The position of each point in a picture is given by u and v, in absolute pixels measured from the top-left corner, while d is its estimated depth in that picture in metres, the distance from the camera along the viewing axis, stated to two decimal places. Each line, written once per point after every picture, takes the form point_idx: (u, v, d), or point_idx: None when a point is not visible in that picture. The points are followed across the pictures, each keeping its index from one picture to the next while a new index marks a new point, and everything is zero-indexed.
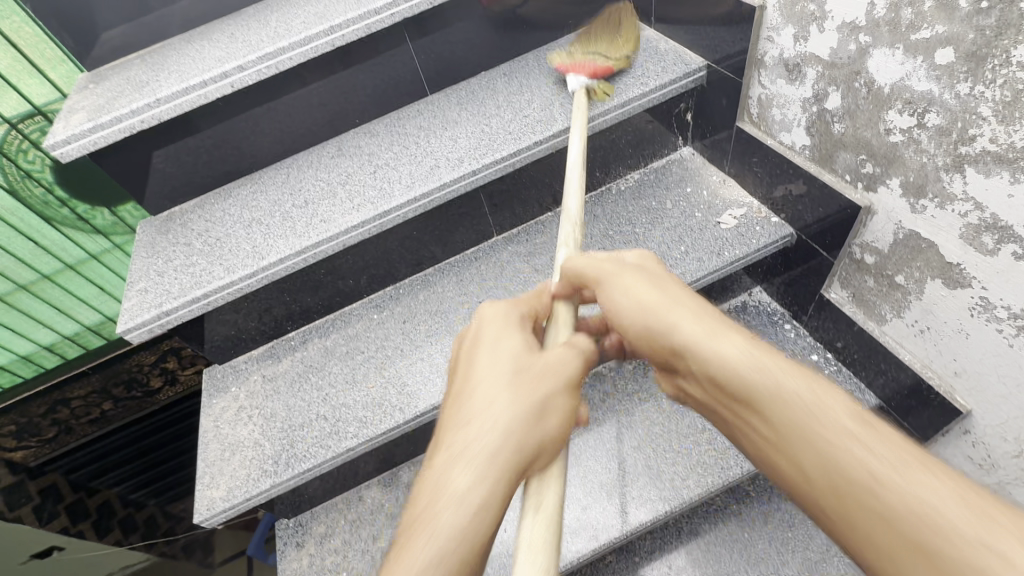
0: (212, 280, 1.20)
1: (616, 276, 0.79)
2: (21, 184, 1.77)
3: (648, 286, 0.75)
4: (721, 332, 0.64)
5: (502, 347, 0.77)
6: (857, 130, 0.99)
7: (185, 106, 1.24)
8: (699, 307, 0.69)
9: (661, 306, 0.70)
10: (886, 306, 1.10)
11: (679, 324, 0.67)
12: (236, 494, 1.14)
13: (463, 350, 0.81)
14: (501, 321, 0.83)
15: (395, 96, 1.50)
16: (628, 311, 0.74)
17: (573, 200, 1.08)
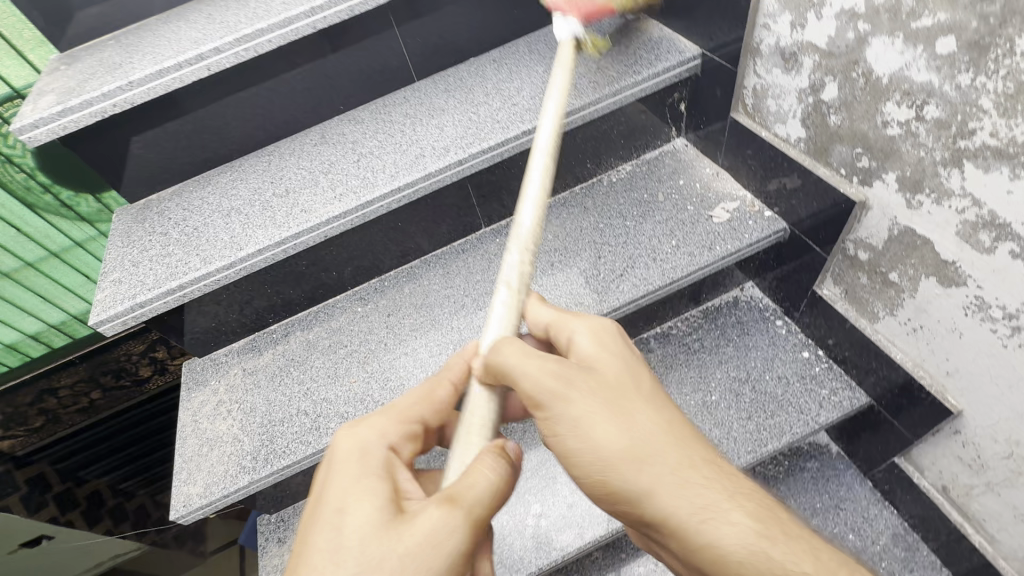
0: (188, 270, 1.16)
1: (568, 400, 0.72)
2: (1, 168, 1.73)
3: (611, 424, 0.70)
4: (723, 503, 0.65)
5: (357, 513, 0.66)
6: (854, 123, 0.95)
7: (159, 90, 1.19)
8: (682, 457, 0.68)
9: (632, 462, 0.68)
10: (879, 304, 1.08)
11: (659, 487, 0.66)
12: (214, 490, 1.11)
13: (326, 485, 0.71)
14: (360, 462, 0.72)
15: (380, 83, 1.45)
16: (593, 458, 0.70)
17: (528, 212, 0.92)
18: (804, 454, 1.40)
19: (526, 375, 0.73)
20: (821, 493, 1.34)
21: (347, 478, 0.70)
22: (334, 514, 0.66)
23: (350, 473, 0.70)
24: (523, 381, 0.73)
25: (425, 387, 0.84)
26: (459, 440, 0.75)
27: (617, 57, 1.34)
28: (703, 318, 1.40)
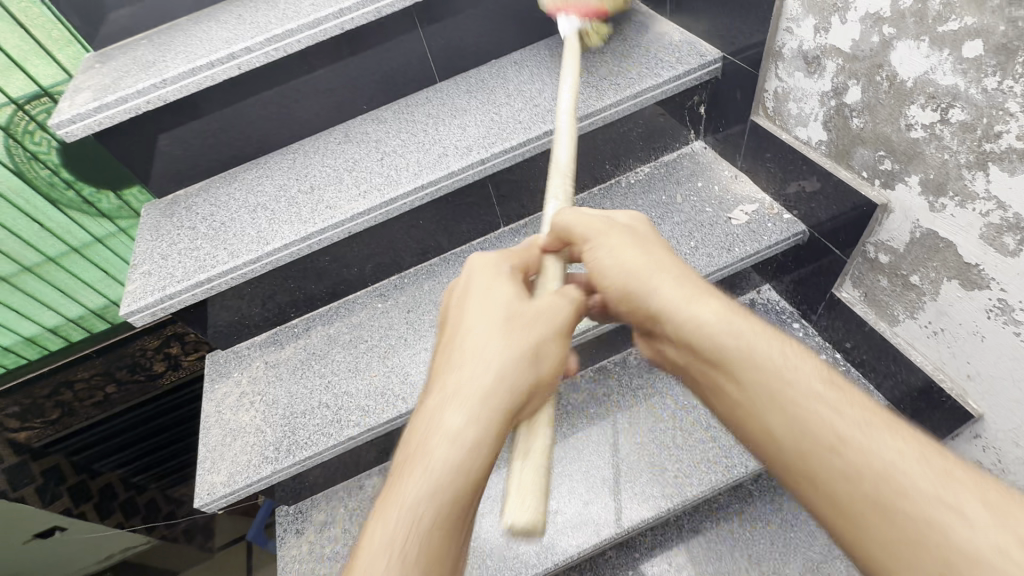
0: (216, 264, 1.19)
1: (606, 232, 0.77)
2: (27, 165, 1.79)
3: (635, 245, 0.75)
4: (700, 295, 0.67)
5: (493, 294, 0.73)
6: (877, 126, 0.96)
7: (191, 88, 1.22)
8: (682, 271, 0.71)
9: (642, 268, 0.72)
10: (899, 307, 1.08)
11: (660, 284, 0.69)
12: (237, 479, 1.14)
13: (451, 303, 0.76)
14: (488, 268, 0.77)
15: (403, 84, 1.48)
16: (610, 272, 0.74)
17: (563, 150, 1.02)
18: None
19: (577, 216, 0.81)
20: None
21: (482, 279, 0.76)
22: (468, 302, 0.73)
23: (483, 278, 0.76)
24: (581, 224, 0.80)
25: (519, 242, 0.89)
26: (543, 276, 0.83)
27: (638, 59, 1.36)
28: None
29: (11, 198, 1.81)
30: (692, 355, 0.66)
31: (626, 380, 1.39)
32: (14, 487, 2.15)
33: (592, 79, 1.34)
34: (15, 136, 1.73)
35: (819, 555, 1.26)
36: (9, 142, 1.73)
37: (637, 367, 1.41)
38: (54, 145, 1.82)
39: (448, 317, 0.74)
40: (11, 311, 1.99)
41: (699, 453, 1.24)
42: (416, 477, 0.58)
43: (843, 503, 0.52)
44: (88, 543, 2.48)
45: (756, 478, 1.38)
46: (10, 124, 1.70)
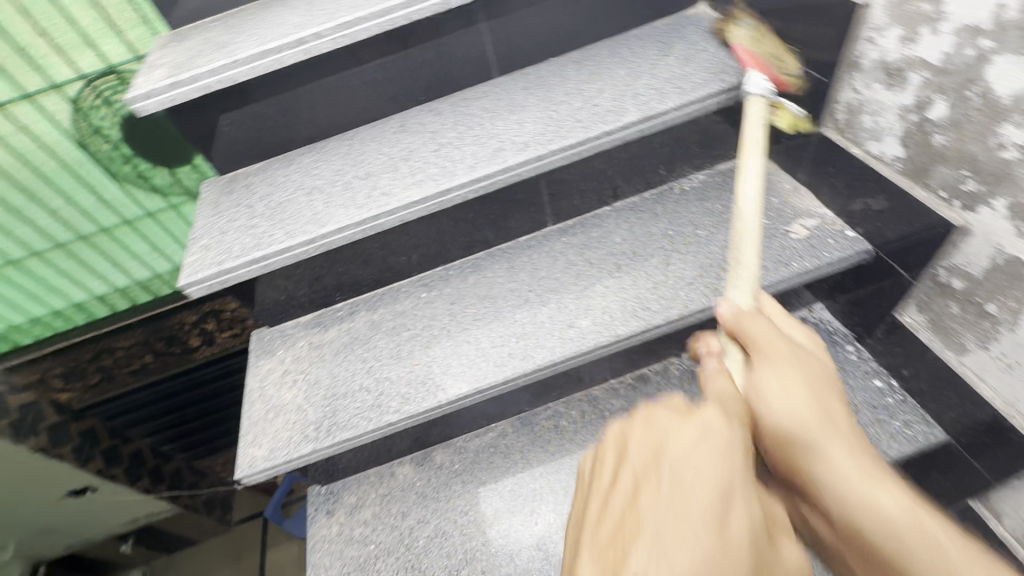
0: (272, 242, 1.22)
1: (790, 366, 0.82)
2: (91, 138, 1.88)
3: (814, 398, 0.80)
4: (878, 478, 0.75)
5: (732, 511, 0.65)
6: (963, 144, 0.92)
7: (260, 70, 1.25)
8: (857, 439, 0.78)
9: (822, 429, 0.77)
10: (969, 335, 1.04)
11: (849, 464, 0.75)
12: (278, 455, 1.16)
13: (676, 474, 0.69)
14: (725, 452, 0.69)
15: (460, 77, 1.49)
16: (799, 421, 0.78)
17: (749, 254, 1.00)
18: None
19: (775, 341, 0.86)
20: None
21: (728, 471, 0.68)
22: (700, 501, 0.65)
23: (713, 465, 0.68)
24: (771, 343, 0.86)
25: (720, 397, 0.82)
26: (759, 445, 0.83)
27: (702, 63, 1.33)
28: None
29: (73, 169, 1.91)
30: (853, 533, 0.75)
31: (666, 390, 1.37)
32: (54, 445, 2.30)
33: (654, 81, 1.31)
34: (82, 110, 1.82)
35: None
36: (76, 115, 1.82)
37: (677, 378, 1.39)
38: (117, 120, 1.89)
39: (665, 501, 0.67)
40: (64, 276, 2.10)
41: None
42: None
43: None
44: (120, 506, 2.73)
45: None
46: (78, 99, 1.79)
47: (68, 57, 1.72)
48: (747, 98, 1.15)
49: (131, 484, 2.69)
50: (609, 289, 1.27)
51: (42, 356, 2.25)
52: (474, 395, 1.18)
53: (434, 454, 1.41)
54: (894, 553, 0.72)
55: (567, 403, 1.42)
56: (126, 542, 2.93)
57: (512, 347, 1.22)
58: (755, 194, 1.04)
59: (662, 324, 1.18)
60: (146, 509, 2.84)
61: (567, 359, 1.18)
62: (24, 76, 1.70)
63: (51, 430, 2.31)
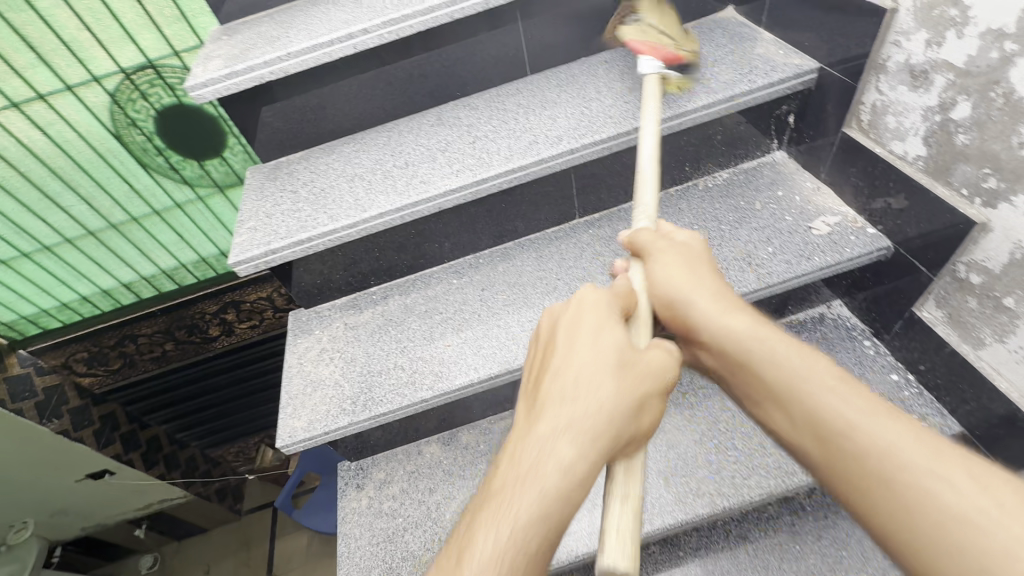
0: (317, 225, 1.28)
1: (663, 253, 0.94)
2: (126, 130, 1.98)
3: (682, 270, 0.91)
4: (731, 311, 0.83)
5: (604, 339, 0.78)
6: (985, 143, 0.96)
7: (311, 63, 1.32)
8: (721, 290, 0.88)
9: (686, 288, 0.88)
10: (987, 329, 1.07)
11: (705, 311, 0.84)
12: (316, 426, 1.22)
13: (558, 331, 0.82)
14: (594, 308, 0.82)
15: (495, 74, 1.55)
16: (665, 288, 0.90)
17: (649, 190, 1.10)
18: None
19: (649, 242, 0.98)
20: None
21: (595, 318, 0.81)
22: (580, 339, 0.78)
23: (593, 311, 0.82)
24: (654, 247, 0.97)
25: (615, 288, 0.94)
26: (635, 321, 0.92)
27: (730, 64, 1.38)
28: (785, 330, 1.44)
29: (107, 159, 2.01)
30: (726, 363, 0.80)
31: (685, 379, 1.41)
32: (76, 427, 2.32)
33: (683, 81, 1.37)
34: (119, 102, 1.91)
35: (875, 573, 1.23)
36: (114, 107, 1.91)
37: None
38: (152, 113, 1.99)
39: (553, 353, 0.80)
40: (95, 264, 2.20)
41: (756, 457, 1.24)
42: (502, 515, 0.63)
43: (885, 503, 0.59)
44: (134, 491, 2.71)
45: (809, 493, 1.37)
46: (117, 92, 1.88)
47: (109, 52, 1.80)
48: (643, 78, 1.28)
49: (148, 470, 2.73)
50: None
51: (69, 340, 2.33)
52: (504, 375, 1.23)
53: (459, 435, 1.47)
54: (741, 363, 0.77)
55: None
56: (139, 526, 2.93)
57: None
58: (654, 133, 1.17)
59: None
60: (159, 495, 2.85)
61: None
62: (68, 68, 1.79)
63: (75, 412, 2.35)
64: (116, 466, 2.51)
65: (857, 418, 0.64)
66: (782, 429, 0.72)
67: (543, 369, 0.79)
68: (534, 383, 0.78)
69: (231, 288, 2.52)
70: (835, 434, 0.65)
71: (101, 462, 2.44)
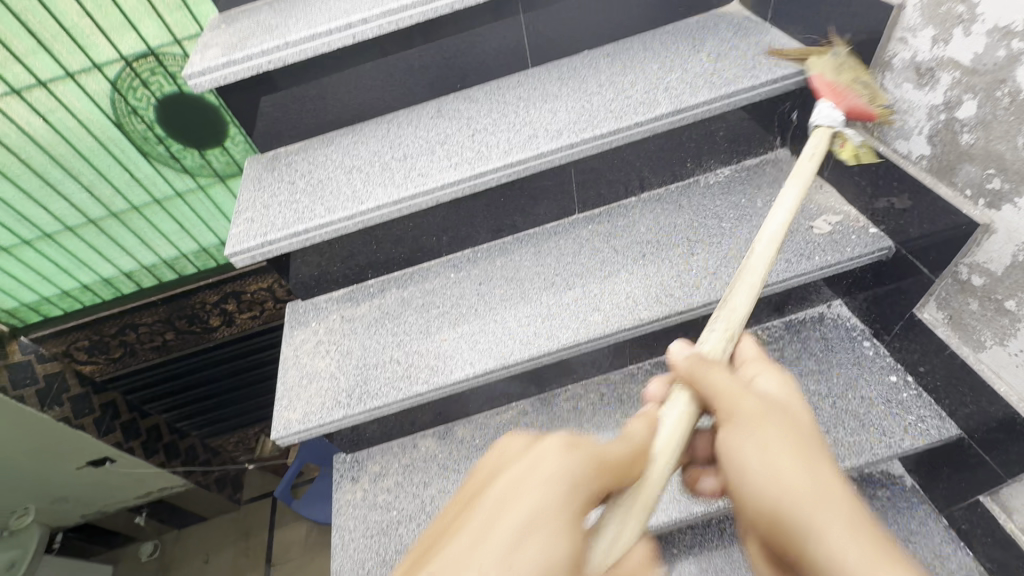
0: (314, 217, 1.28)
1: (760, 424, 0.70)
2: (127, 118, 1.97)
3: (796, 461, 0.66)
4: (880, 552, 0.58)
5: (531, 545, 0.60)
6: (990, 142, 0.95)
7: (309, 52, 1.30)
8: (851, 508, 0.62)
9: (800, 499, 0.63)
10: (987, 332, 1.06)
11: (833, 543, 0.60)
12: (311, 418, 1.22)
13: (494, 495, 0.66)
14: (544, 486, 0.64)
15: (496, 67, 1.54)
16: (763, 482, 0.66)
17: (742, 296, 0.95)
18: (873, 482, 1.36)
19: (736, 398, 0.75)
20: (888, 522, 1.29)
21: (548, 501, 0.63)
22: (507, 529, 0.61)
23: (555, 496, 0.64)
24: (732, 400, 0.75)
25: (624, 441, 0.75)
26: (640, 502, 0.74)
27: (734, 59, 1.36)
28: (785, 329, 1.44)
29: (109, 148, 2.00)
30: None
31: None
32: (77, 415, 2.33)
33: (686, 75, 1.35)
34: (120, 90, 1.90)
35: None
36: (115, 95, 1.90)
37: None
38: (153, 101, 1.98)
39: (467, 525, 0.64)
40: (95, 252, 2.20)
41: None
42: None
43: None
44: (134, 478, 2.72)
45: None
46: (118, 80, 1.87)
47: (110, 39, 1.79)
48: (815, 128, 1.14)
49: (148, 459, 2.75)
50: (634, 276, 1.31)
51: (69, 328, 2.34)
52: (500, 370, 1.23)
53: (455, 429, 1.47)
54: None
55: (586, 386, 1.47)
56: (139, 513, 2.95)
57: (537, 327, 1.27)
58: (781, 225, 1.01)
59: (684, 310, 1.22)
60: (159, 482, 2.86)
61: (591, 340, 1.22)
62: (68, 55, 1.77)
63: (76, 400, 2.36)
64: (116, 454, 2.53)
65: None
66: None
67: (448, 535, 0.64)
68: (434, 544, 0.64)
69: (232, 280, 2.52)
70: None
71: (102, 449, 2.46)
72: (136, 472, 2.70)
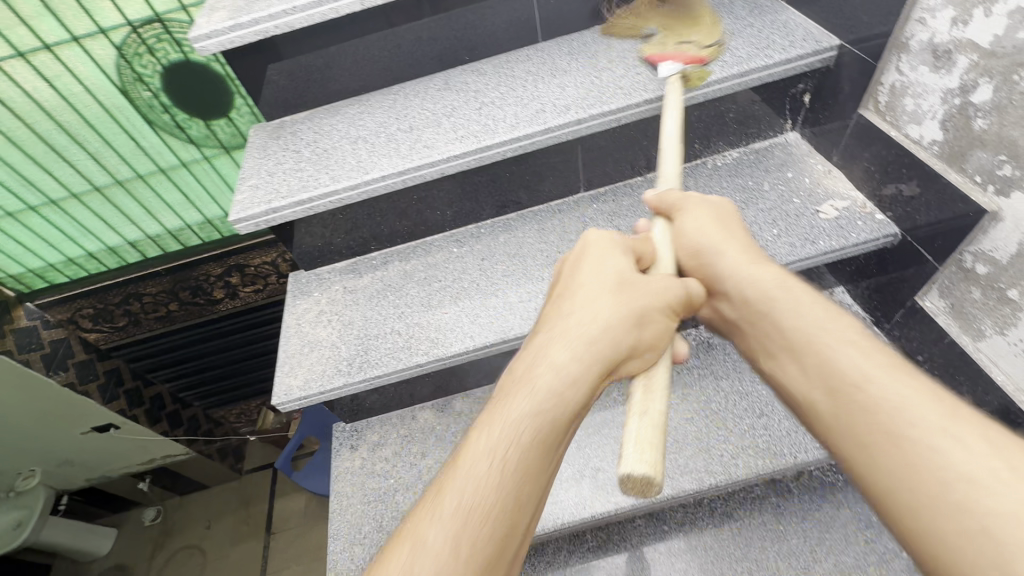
0: (318, 186, 1.27)
1: (697, 208, 1.01)
2: (132, 86, 1.95)
3: (716, 223, 0.99)
4: (762, 263, 0.91)
5: (607, 263, 0.88)
6: (1003, 128, 0.93)
7: (317, 18, 1.29)
8: (749, 247, 0.95)
9: (721, 242, 0.95)
10: (988, 321, 1.06)
11: (732, 258, 0.93)
12: (312, 385, 1.23)
13: (565, 266, 0.92)
14: (602, 243, 0.91)
15: (505, 40, 1.52)
16: (694, 240, 0.98)
17: (670, 162, 1.14)
18: None
19: (683, 198, 1.04)
20: None
21: (601, 248, 0.90)
22: (581, 271, 0.88)
23: (605, 244, 0.91)
24: (687, 202, 1.03)
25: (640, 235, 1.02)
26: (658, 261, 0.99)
27: (747, 38, 1.33)
28: None
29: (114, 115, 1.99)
30: (751, 313, 0.87)
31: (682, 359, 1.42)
32: (82, 381, 2.36)
33: (698, 53, 1.33)
34: (126, 56, 1.88)
35: (855, 557, 1.24)
36: (120, 62, 1.88)
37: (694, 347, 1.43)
38: (158, 69, 1.96)
39: (561, 281, 0.90)
40: (100, 221, 2.20)
41: (747, 437, 1.25)
42: (521, 397, 0.73)
43: (870, 443, 0.65)
44: (138, 445, 2.76)
45: (798, 476, 1.38)
46: (123, 45, 1.84)
47: (115, 3, 1.76)
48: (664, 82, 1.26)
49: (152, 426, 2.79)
50: None
51: (75, 296, 2.35)
52: (499, 345, 1.24)
53: (453, 402, 1.48)
54: (765, 310, 0.84)
55: None
56: (143, 480, 3.01)
57: (538, 303, 1.27)
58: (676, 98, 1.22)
59: None
60: (163, 450, 2.91)
61: None
62: (74, 19, 1.74)
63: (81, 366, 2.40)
64: (120, 421, 2.55)
65: (873, 374, 0.69)
66: (793, 380, 0.78)
67: (552, 293, 0.90)
68: (545, 306, 0.88)
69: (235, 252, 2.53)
70: (848, 384, 0.70)
71: (106, 416, 2.48)
72: (141, 440, 2.73)
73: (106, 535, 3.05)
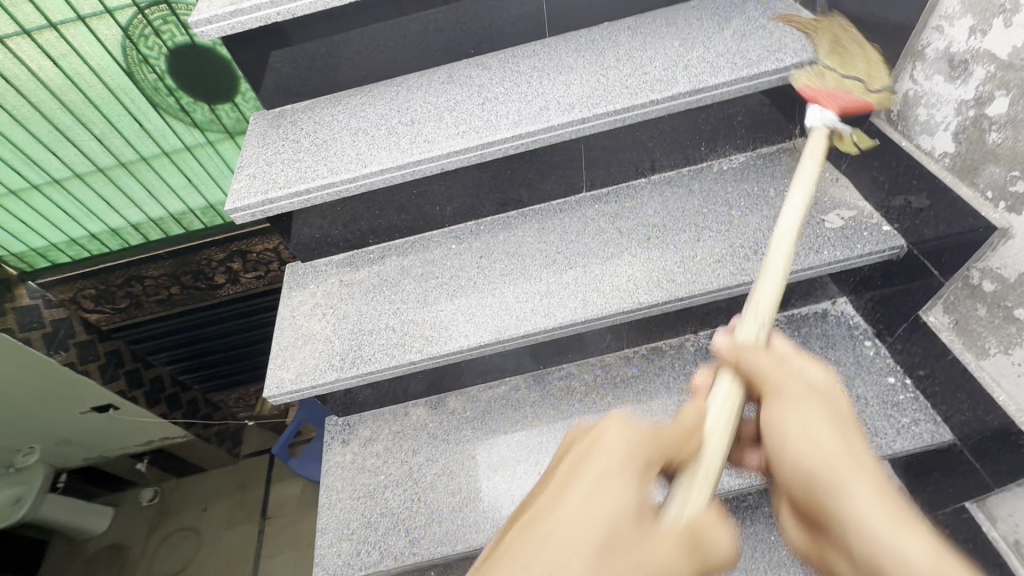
0: (316, 177, 1.25)
1: (800, 399, 0.70)
2: (138, 67, 1.93)
3: (830, 425, 0.67)
4: (906, 520, 0.58)
5: (606, 502, 0.59)
6: (1018, 143, 0.90)
7: (320, 6, 1.26)
8: (886, 484, 0.61)
9: (838, 463, 0.63)
10: (993, 340, 1.03)
11: (859, 499, 0.60)
12: (304, 379, 1.22)
13: (573, 450, 0.66)
14: (618, 449, 0.63)
15: (512, 34, 1.49)
16: (797, 450, 0.66)
17: (767, 291, 0.92)
18: None
19: (773, 368, 0.76)
20: None
21: (613, 452, 0.63)
22: (581, 483, 0.60)
23: (621, 447, 0.64)
24: (780, 377, 0.74)
25: (679, 416, 0.76)
26: (698, 476, 0.70)
27: (759, 40, 1.30)
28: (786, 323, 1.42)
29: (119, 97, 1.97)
30: None
31: (680, 365, 1.40)
32: (82, 360, 2.37)
33: (708, 54, 1.30)
34: (132, 38, 1.85)
35: None
36: (126, 43, 1.86)
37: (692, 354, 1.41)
38: (164, 51, 1.94)
39: (551, 487, 0.63)
40: (102, 202, 2.19)
41: None
42: None
43: None
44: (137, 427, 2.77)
45: None
46: (129, 26, 1.82)
47: None
48: (810, 131, 1.11)
49: (151, 408, 2.80)
50: (637, 259, 1.28)
51: (76, 277, 2.34)
52: (494, 344, 1.22)
53: (447, 400, 1.47)
54: None
55: (581, 366, 1.47)
56: (141, 461, 3.02)
57: (535, 304, 1.25)
58: (803, 198, 1.01)
59: (684, 296, 1.20)
60: (162, 432, 2.92)
61: (589, 321, 1.21)
62: None
63: (82, 346, 2.39)
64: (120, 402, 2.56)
65: None
66: None
67: (531, 502, 0.62)
68: (518, 515, 0.61)
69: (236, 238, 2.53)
70: None
71: (105, 397, 2.49)
72: (141, 421, 2.75)
73: (102, 514, 3.08)
